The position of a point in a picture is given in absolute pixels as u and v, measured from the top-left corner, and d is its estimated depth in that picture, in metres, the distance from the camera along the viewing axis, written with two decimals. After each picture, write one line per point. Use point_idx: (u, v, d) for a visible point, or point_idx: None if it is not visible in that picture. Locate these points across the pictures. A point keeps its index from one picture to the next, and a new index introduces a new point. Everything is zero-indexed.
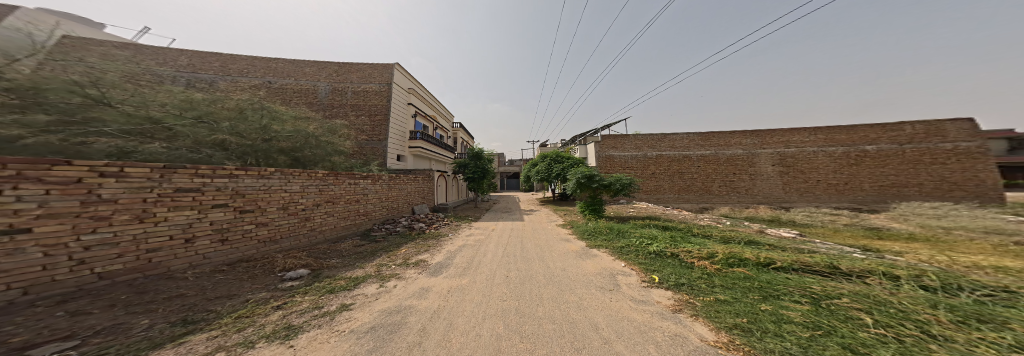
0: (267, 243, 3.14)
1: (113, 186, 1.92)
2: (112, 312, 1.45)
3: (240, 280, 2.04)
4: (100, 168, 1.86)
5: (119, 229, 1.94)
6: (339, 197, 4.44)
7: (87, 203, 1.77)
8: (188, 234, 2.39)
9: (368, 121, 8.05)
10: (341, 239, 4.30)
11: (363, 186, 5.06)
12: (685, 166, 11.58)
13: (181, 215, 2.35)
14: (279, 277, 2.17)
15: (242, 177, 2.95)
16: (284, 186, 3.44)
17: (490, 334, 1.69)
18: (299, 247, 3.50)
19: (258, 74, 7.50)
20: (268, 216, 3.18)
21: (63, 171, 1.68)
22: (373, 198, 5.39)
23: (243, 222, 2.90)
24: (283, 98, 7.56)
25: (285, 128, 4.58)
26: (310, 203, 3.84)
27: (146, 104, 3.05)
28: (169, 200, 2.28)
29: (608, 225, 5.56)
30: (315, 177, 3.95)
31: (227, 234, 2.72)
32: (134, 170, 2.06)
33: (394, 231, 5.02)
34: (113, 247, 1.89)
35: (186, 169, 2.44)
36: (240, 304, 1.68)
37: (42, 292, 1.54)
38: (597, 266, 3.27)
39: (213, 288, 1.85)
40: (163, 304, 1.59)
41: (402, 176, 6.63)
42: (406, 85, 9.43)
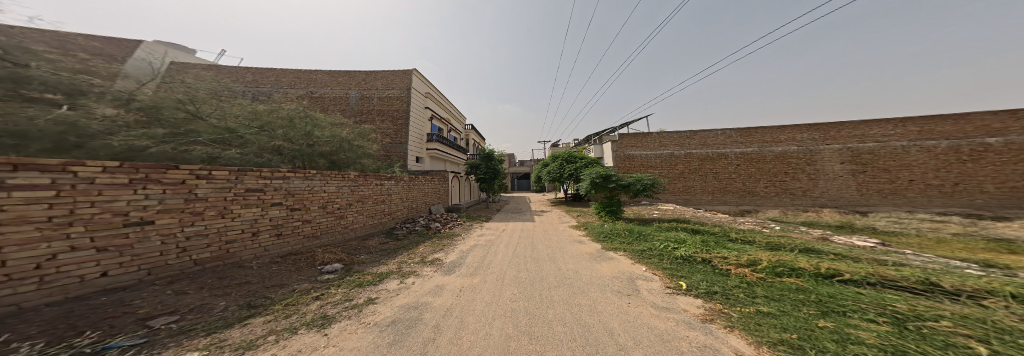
0: (311, 238, 3.63)
1: (205, 187, 2.43)
2: (201, 293, 1.86)
3: (289, 272, 2.43)
4: (197, 172, 2.36)
5: (208, 223, 2.44)
6: (368, 197, 4.93)
7: (188, 201, 2.27)
8: (255, 228, 2.90)
9: (390, 125, 8.64)
10: (370, 235, 4.80)
11: (387, 186, 5.52)
12: (721, 166, 10.20)
13: (250, 211, 2.85)
14: (318, 271, 2.53)
15: (293, 178, 3.44)
16: (324, 186, 3.92)
17: (500, 334, 1.76)
18: (335, 243, 4.01)
19: (302, 86, 8.51)
20: (311, 214, 3.67)
21: (173, 174, 2.17)
22: (396, 198, 5.86)
23: (293, 219, 3.40)
24: (322, 106, 8.49)
25: (322, 133, 5.12)
26: (345, 201, 4.34)
27: (225, 116, 3.73)
28: (242, 197, 2.78)
29: (627, 227, 5.23)
30: (349, 178, 4.43)
31: (282, 230, 3.22)
32: (219, 173, 2.56)
33: (414, 229, 5.42)
34: (204, 238, 2.40)
35: (254, 171, 2.94)
36: (290, 292, 2.02)
37: (161, 273, 2.05)
38: (612, 269, 3.15)
39: (269, 278, 2.23)
40: (235, 289, 1.98)
41: (420, 177, 7.06)
42: (424, 90, 9.90)
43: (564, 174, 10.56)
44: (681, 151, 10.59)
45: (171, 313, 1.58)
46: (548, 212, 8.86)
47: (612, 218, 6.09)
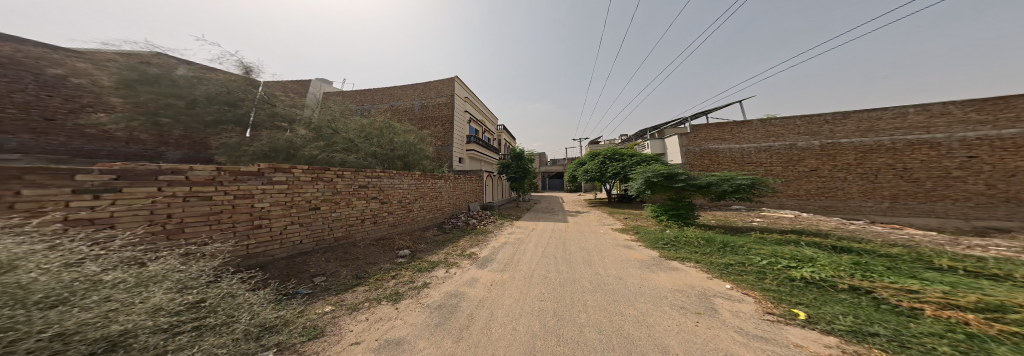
0: (397, 226, 4.58)
1: (344, 183, 3.48)
2: (337, 263, 2.78)
3: (381, 256, 3.19)
4: (339, 172, 3.41)
5: (346, 210, 3.52)
6: (429, 193, 5.72)
7: (335, 193, 3.33)
8: (370, 215, 3.94)
9: (440, 130, 9.71)
10: (430, 227, 5.57)
11: (440, 184, 6.25)
12: (869, 162, 7.62)
13: (365, 202, 3.86)
14: (395, 256, 3.26)
15: (387, 177, 4.37)
16: (404, 184, 4.78)
17: (526, 331, 1.77)
18: (407, 231, 4.83)
19: (384, 100, 10.59)
20: (397, 207, 4.58)
21: (329, 175, 3.25)
22: (447, 194, 6.66)
23: (388, 209, 4.35)
24: (396, 116, 10.34)
25: (397, 139, 5.80)
26: (414, 197, 5.12)
27: (340, 128, 5.05)
28: (362, 191, 3.79)
29: (705, 236, 4.15)
30: (417, 177, 5.23)
31: (381, 218, 4.18)
32: (350, 173, 3.58)
33: (460, 225, 6.01)
34: (345, 221, 3.50)
35: (367, 172, 3.92)
36: (378, 269, 2.71)
37: (326, 244, 3.20)
38: (672, 281, 2.55)
39: (370, 259, 3.03)
40: (353, 263, 2.84)
41: (464, 177, 7.82)
42: (463, 95, 10.72)
43: (605, 173, 9.31)
44: (810, 143, 8.13)
45: (321, 272, 2.52)
46: (592, 212, 8.18)
47: (684, 225, 4.87)
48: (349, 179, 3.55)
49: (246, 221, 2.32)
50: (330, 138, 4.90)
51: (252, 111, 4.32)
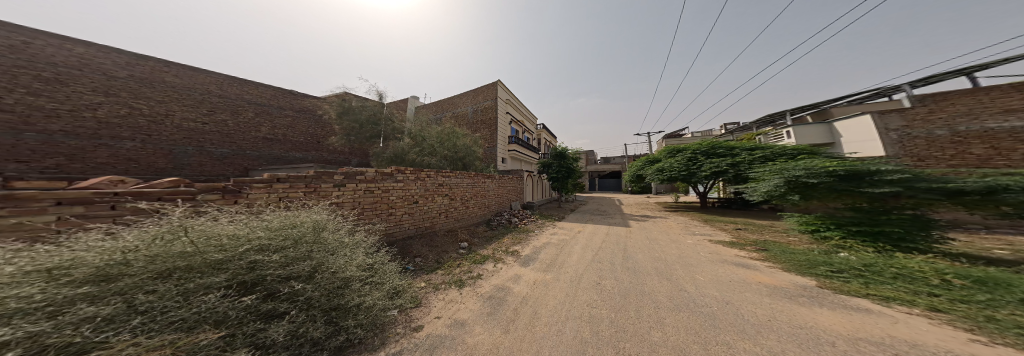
0: (463, 219, 5.11)
1: (434, 181, 4.24)
2: (426, 251, 3.53)
3: (451, 250, 3.76)
4: (431, 173, 4.18)
5: (436, 204, 4.29)
6: (481, 191, 5.98)
7: (429, 189, 4.11)
8: (449, 209, 4.63)
9: (487, 133, 10.21)
10: (481, 223, 5.82)
11: (489, 183, 6.47)
12: None
13: (446, 197, 4.53)
14: (459, 248, 3.90)
15: (459, 176, 4.96)
16: (467, 182, 5.28)
17: (574, 335, 1.65)
18: (465, 226, 5.13)
19: (443, 109, 11.94)
20: (463, 202, 5.13)
21: (425, 175, 4.06)
22: (495, 191, 6.93)
23: (459, 204, 4.96)
24: (452, 121, 11.49)
25: (460, 143, 5.87)
26: (471, 195, 5.46)
27: (411, 136, 5.98)
28: (444, 188, 4.48)
29: (892, 260, 2.61)
30: (472, 176, 5.54)
31: (454, 212, 4.80)
32: (436, 173, 4.32)
33: (506, 223, 6.14)
34: (435, 212, 4.26)
35: (446, 172, 4.59)
36: (450, 258, 3.55)
37: (424, 230, 4.04)
38: (850, 324, 1.50)
39: (445, 252, 3.67)
40: (437, 254, 3.55)
41: (508, 177, 8.05)
42: (505, 97, 11.00)
43: (695, 169, 7.79)
44: None
45: (417, 256, 3.39)
46: (673, 217, 7.00)
47: (892, 249, 2.90)
48: (432, 179, 4.19)
49: (382, 210, 3.33)
50: (422, 141, 5.71)
51: (385, 127, 6.51)
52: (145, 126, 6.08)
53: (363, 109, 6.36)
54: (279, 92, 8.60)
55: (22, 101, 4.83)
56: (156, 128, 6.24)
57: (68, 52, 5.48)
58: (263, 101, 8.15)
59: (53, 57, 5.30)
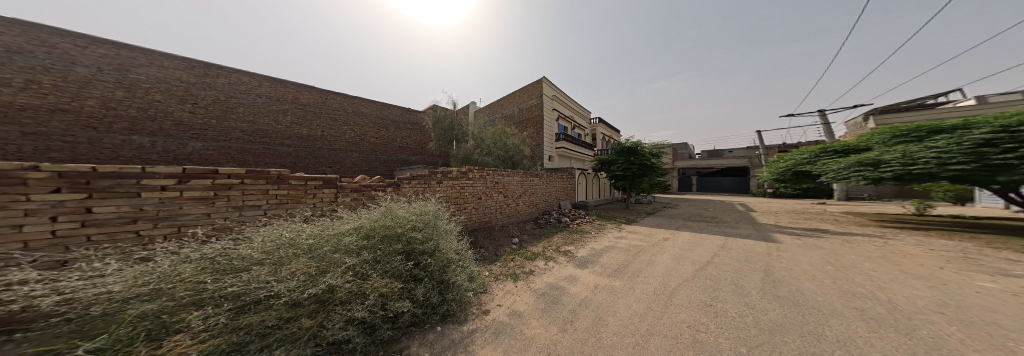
0: (515, 216, 5.49)
1: (497, 178, 4.78)
2: (489, 244, 4.16)
3: (504, 244, 4.29)
4: (494, 172, 4.72)
5: (498, 200, 4.87)
6: (529, 189, 6.10)
7: (493, 185, 4.67)
8: (505, 204, 5.11)
9: (532, 133, 10.28)
10: (529, 221, 5.96)
11: (536, 180, 6.46)
12: None
13: (504, 193, 5.04)
14: (510, 244, 4.38)
15: (512, 175, 5.34)
16: (520, 180, 5.63)
17: (659, 350, 1.51)
18: (515, 222, 5.49)
19: (490, 111, 12.67)
20: (517, 199, 5.50)
21: (491, 174, 4.63)
22: (544, 187, 6.92)
23: (513, 202, 5.36)
24: (499, 122, 12.05)
25: (509, 142, 6.14)
26: (520, 192, 5.65)
27: (474, 142, 6.64)
28: (503, 185, 4.98)
29: None
30: (522, 175, 5.79)
31: (509, 208, 5.23)
32: (497, 172, 4.83)
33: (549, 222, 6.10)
34: (496, 207, 4.82)
35: (503, 171, 5.03)
36: (505, 252, 4.16)
37: (487, 223, 4.66)
38: None
39: (501, 246, 4.21)
40: (497, 247, 4.13)
41: (556, 174, 7.86)
42: (551, 93, 10.79)
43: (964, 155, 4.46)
44: None
45: (482, 246, 4.03)
46: (913, 239, 4.38)
47: None
48: (486, 179, 4.51)
49: (461, 203, 4.02)
50: (482, 141, 6.29)
51: (454, 131, 7.72)
52: (360, 142, 9.42)
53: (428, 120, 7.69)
54: (406, 110, 11.09)
55: (330, 134, 8.86)
56: (364, 144, 9.50)
57: (342, 99, 9.45)
58: (399, 118, 10.71)
59: (337, 104, 9.29)
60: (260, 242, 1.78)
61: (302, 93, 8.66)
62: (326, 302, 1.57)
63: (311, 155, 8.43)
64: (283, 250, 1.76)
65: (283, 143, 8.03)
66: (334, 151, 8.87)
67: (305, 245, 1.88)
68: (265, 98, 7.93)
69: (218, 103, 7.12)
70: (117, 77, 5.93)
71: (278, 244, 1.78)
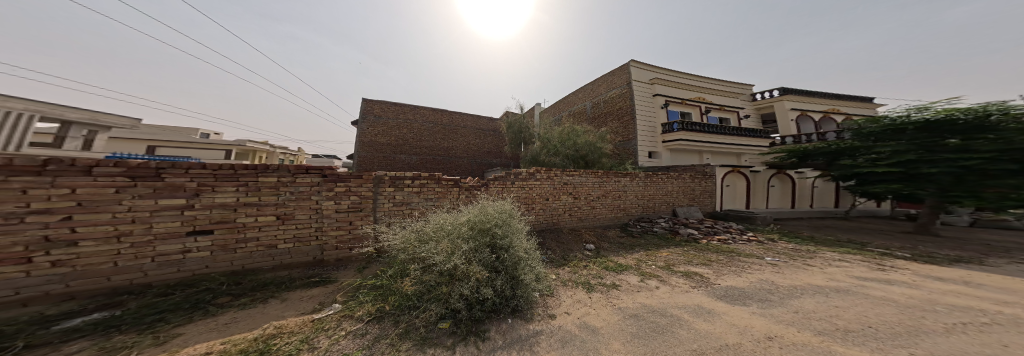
0: (586, 220, 5.26)
1: (570, 180, 4.97)
2: (561, 247, 4.30)
3: (573, 245, 4.46)
4: (566, 178, 4.92)
5: (572, 202, 5.01)
6: (620, 191, 5.84)
7: (565, 184, 4.90)
8: (575, 203, 5.05)
9: (616, 126, 9.85)
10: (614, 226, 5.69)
11: (623, 182, 5.92)
12: None
13: (581, 193, 5.12)
14: (584, 248, 4.40)
15: (588, 176, 5.27)
16: (602, 183, 5.52)
17: None
18: (593, 226, 5.31)
19: (564, 108, 12.96)
20: (596, 201, 5.39)
21: (565, 175, 4.91)
22: (633, 193, 6.08)
23: (588, 205, 5.29)
24: (573, 119, 12.09)
25: (580, 140, 5.86)
26: (598, 194, 5.41)
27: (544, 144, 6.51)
28: (575, 187, 5.03)
29: None
30: (597, 174, 5.47)
31: (580, 214, 5.13)
32: (568, 175, 4.98)
33: (647, 227, 5.52)
34: (568, 208, 4.97)
35: (576, 174, 5.10)
36: (575, 256, 4.11)
37: (555, 225, 4.81)
38: None
39: (568, 246, 4.38)
40: (566, 248, 4.31)
41: (660, 174, 6.72)
42: (647, 78, 9.87)
43: None
44: None
45: (549, 248, 4.23)
46: None
47: None
48: (557, 179, 4.81)
49: (530, 203, 4.50)
50: (547, 142, 6.08)
51: (524, 133, 9.80)
52: (477, 153, 12.88)
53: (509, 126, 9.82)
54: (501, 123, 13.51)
55: (464, 149, 12.65)
56: (478, 154, 12.91)
57: (470, 121, 13.03)
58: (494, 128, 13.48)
59: (464, 123, 13.01)
60: (432, 224, 3.56)
61: (446, 118, 12.50)
62: (450, 275, 2.89)
63: (449, 161, 12.31)
64: (438, 231, 3.42)
65: (438, 153, 12.17)
66: (459, 157, 12.46)
67: (447, 229, 3.46)
68: (432, 122, 12.41)
69: (417, 131, 12.03)
70: (394, 121, 11.78)
71: (438, 228, 3.48)
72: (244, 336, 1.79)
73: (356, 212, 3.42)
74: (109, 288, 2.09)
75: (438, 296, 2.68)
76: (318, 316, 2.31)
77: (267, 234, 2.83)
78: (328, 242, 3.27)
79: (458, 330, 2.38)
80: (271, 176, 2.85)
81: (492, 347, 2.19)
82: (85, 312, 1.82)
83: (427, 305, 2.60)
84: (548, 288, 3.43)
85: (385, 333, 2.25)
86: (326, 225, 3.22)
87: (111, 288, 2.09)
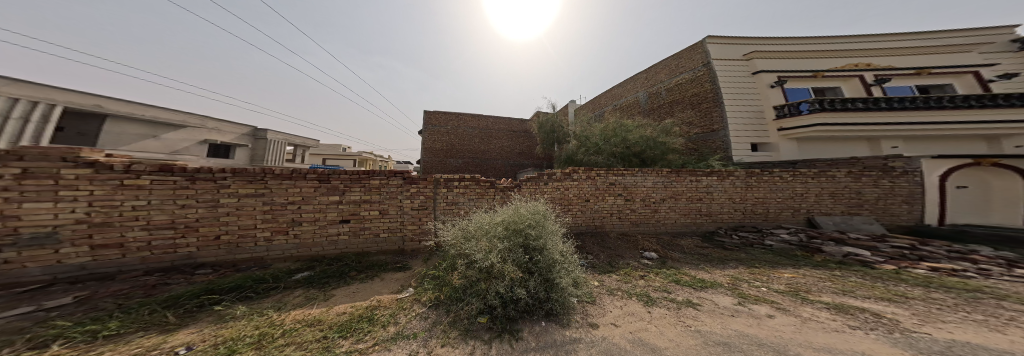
0: (637, 225, 4.56)
1: (623, 180, 4.43)
2: (609, 251, 3.79)
3: (626, 249, 3.88)
4: (618, 180, 4.42)
5: (624, 204, 4.46)
6: (706, 192, 4.72)
7: (615, 183, 4.39)
8: (628, 208, 4.49)
9: (692, 113, 8.08)
10: (692, 235, 4.65)
11: (706, 183, 4.71)
12: None
13: (639, 193, 4.50)
14: (642, 254, 3.77)
15: (647, 175, 4.49)
16: (668, 183, 4.56)
17: None
18: (650, 232, 4.59)
19: (609, 102, 11.53)
20: (657, 205, 4.59)
21: (616, 173, 4.42)
22: (720, 197, 4.77)
23: (644, 208, 4.55)
24: (623, 114, 10.55)
25: (632, 136, 5.18)
26: (663, 196, 4.59)
27: (580, 137, 5.91)
28: (630, 189, 4.45)
29: None
30: (656, 173, 4.54)
31: (635, 220, 4.55)
32: (620, 174, 4.42)
33: (730, 239, 4.40)
34: (619, 209, 4.47)
35: (628, 173, 4.46)
36: (627, 264, 3.41)
37: (608, 229, 4.45)
38: None
39: (617, 251, 3.84)
40: (613, 253, 3.77)
41: (775, 173, 4.86)
42: (740, 54, 7.73)
43: None
44: None
45: (590, 252, 3.76)
46: None
47: None
48: (603, 178, 4.37)
49: (567, 204, 4.27)
50: (586, 141, 5.65)
51: (559, 133, 9.70)
52: (512, 155, 12.70)
53: (545, 128, 9.78)
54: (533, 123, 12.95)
55: (498, 151, 12.55)
56: (512, 156, 12.71)
57: (504, 124, 12.92)
58: (526, 128, 13.10)
59: (496, 124, 12.84)
60: (473, 224, 3.74)
61: (478, 120, 12.60)
62: (487, 273, 2.86)
63: (484, 163, 12.33)
64: (477, 230, 3.55)
65: (470, 155, 12.27)
66: (492, 159, 12.45)
67: (484, 230, 3.53)
68: (468, 126, 12.51)
69: (451, 135, 12.23)
70: (432, 128, 12.29)
71: (477, 228, 3.61)
72: (361, 304, 2.59)
73: (423, 209, 4.00)
74: (309, 255, 3.38)
75: (478, 291, 2.74)
76: (397, 296, 2.89)
77: (375, 225, 3.75)
78: (407, 234, 3.99)
79: (494, 327, 2.32)
80: (375, 178, 3.80)
81: (523, 348, 1.99)
82: (299, 271, 3.08)
83: (468, 299, 2.70)
84: (588, 295, 2.92)
85: (439, 320, 2.49)
86: (406, 221, 3.93)
87: (311, 255, 3.40)
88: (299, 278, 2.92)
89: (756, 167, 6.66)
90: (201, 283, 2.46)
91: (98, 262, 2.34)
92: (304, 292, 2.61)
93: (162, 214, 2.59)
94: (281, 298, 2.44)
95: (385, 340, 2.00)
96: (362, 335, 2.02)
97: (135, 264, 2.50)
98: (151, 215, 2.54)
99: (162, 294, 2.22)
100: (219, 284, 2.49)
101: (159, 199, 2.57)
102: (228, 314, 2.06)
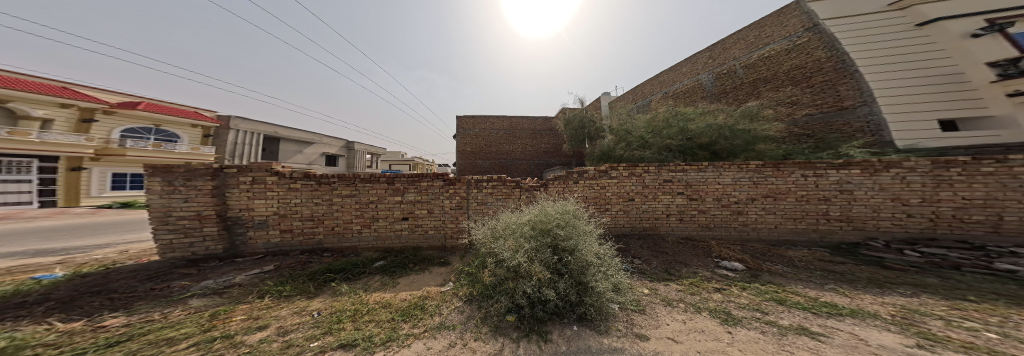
0: (705, 228, 3.51)
1: (688, 177, 3.50)
2: (666, 257, 3.02)
3: (693, 255, 3.03)
4: (682, 178, 3.51)
5: (688, 204, 3.52)
6: (840, 191, 3.17)
7: (674, 179, 3.52)
8: (693, 209, 3.52)
9: (799, 90, 6.04)
10: (814, 247, 3.18)
11: (835, 177, 3.17)
12: None
13: (711, 193, 3.46)
14: (717, 264, 2.83)
15: (726, 172, 3.42)
16: (761, 178, 3.32)
17: None
18: (729, 241, 3.42)
19: (658, 89, 9.69)
20: (751, 210, 3.38)
21: (676, 168, 3.54)
22: (872, 197, 3.12)
23: (722, 212, 3.45)
24: (681, 101, 8.67)
25: (695, 124, 4.17)
26: (755, 196, 3.36)
27: (622, 131, 5.17)
28: (696, 186, 3.49)
29: None
30: (737, 166, 3.39)
31: (705, 224, 3.51)
32: (682, 168, 3.52)
33: (898, 256, 2.78)
34: (679, 209, 3.56)
35: (694, 167, 3.50)
36: (694, 274, 2.58)
37: (665, 232, 3.59)
38: None
39: (676, 255, 3.04)
40: (667, 257, 3.02)
41: (1013, 159, 2.76)
42: None
43: None
44: None
45: (637, 257, 3.05)
46: None
47: None
48: (654, 174, 3.61)
49: (603, 204, 3.74)
50: (628, 135, 4.95)
51: (590, 130, 8.91)
52: (538, 156, 12.62)
53: (576, 124, 9.10)
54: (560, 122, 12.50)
55: (523, 152, 12.63)
56: (539, 156, 12.62)
57: (531, 125, 12.81)
58: (552, 126, 12.82)
59: (522, 126, 12.86)
60: (502, 226, 3.37)
61: (504, 122, 12.93)
62: (518, 274, 2.45)
63: (509, 164, 12.61)
64: (506, 230, 3.24)
65: (495, 157, 12.70)
66: (516, 160, 12.64)
67: (513, 230, 3.15)
68: (497, 129, 12.86)
69: (478, 138, 12.86)
70: (461, 133, 13.12)
71: (505, 228, 3.30)
72: (415, 293, 2.74)
73: (459, 209, 4.22)
74: (381, 246, 4.08)
75: (506, 289, 2.40)
76: (441, 289, 2.90)
77: (426, 221, 4.19)
78: (447, 232, 4.26)
79: (522, 327, 1.96)
80: (423, 180, 4.22)
81: (552, 352, 1.54)
82: (378, 258, 3.77)
83: (498, 297, 2.38)
84: (634, 303, 2.29)
85: (472, 315, 2.24)
86: (447, 219, 4.24)
87: (382, 246, 4.09)
88: (376, 266, 3.50)
89: (951, 155, 4.36)
90: (324, 263, 3.37)
91: (282, 241, 3.73)
92: (380, 278, 3.08)
93: (309, 210, 3.78)
94: (366, 281, 2.97)
95: (431, 329, 1.91)
96: (416, 322, 2.06)
97: (295, 245, 3.78)
98: (301, 209, 3.75)
99: (307, 268, 3.19)
100: (333, 265, 3.30)
101: (305, 198, 3.76)
102: (337, 290, 2.68)
